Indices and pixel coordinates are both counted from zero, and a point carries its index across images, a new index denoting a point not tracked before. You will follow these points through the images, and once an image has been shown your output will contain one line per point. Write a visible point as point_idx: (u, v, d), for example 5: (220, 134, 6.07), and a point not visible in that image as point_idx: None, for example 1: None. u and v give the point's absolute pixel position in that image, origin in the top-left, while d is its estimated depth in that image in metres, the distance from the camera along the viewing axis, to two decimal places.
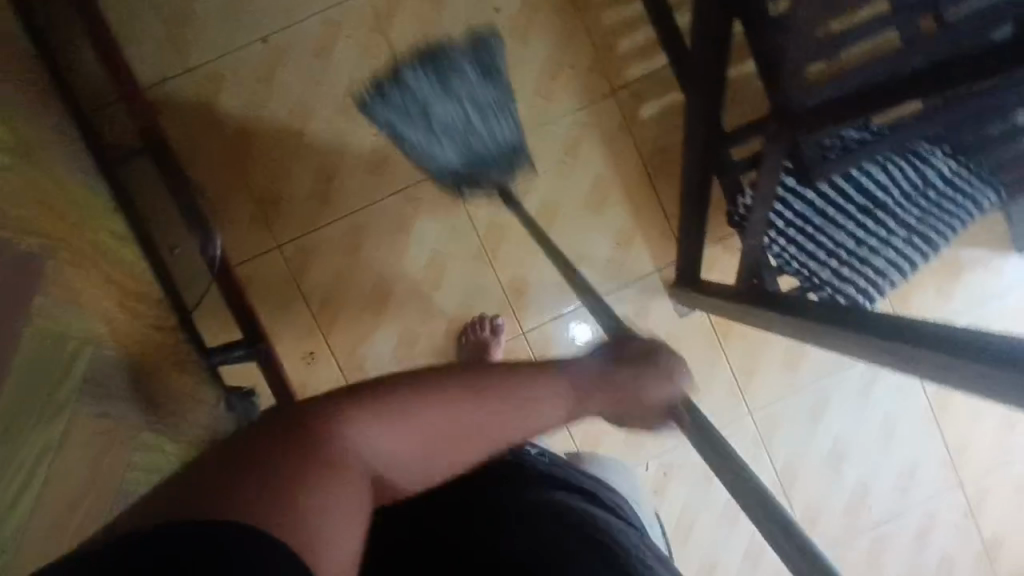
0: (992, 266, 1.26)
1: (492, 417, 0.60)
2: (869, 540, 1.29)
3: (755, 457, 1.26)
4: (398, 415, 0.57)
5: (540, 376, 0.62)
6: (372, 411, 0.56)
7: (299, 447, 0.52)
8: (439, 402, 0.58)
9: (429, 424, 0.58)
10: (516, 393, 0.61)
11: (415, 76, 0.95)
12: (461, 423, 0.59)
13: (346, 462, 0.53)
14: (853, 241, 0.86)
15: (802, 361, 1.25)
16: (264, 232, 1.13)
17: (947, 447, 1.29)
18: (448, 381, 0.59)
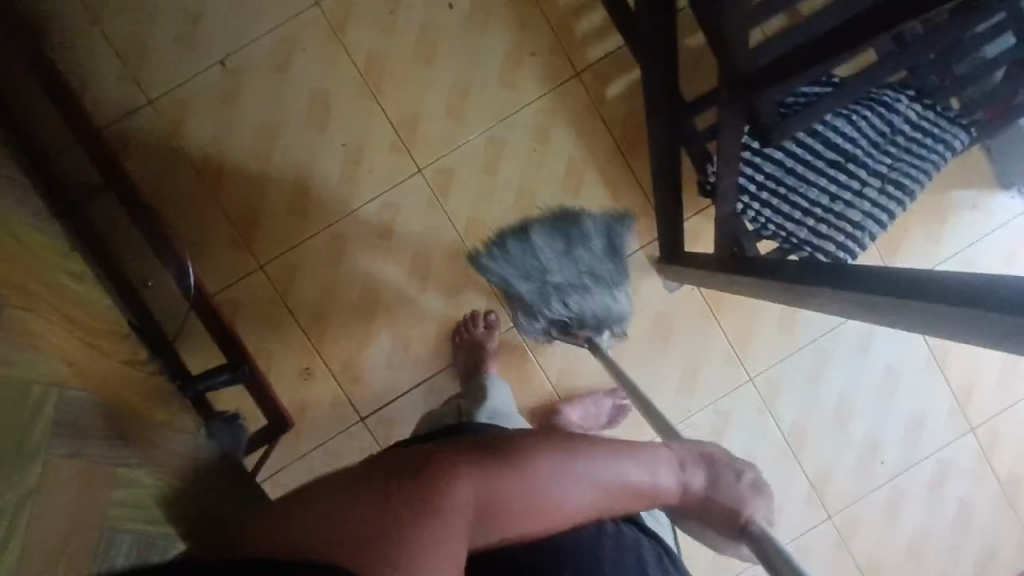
0: (979, 205, 1.25)
1: (572, 485, 0.57)
2: (886, 493, 1.29)
3: (762, 423, 1.26)
4: (486, 478, 0.54)
5: (613, 450, 0.61)
6: (469, 471, 0.54)
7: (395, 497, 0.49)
8: (526, 470, 0.56)
9: (519, 493, 0.55)
10: (595, 458, 0.59)
11: (541, 234, 1.00)
12: (546, 494, 0.56)
13: (442, 518, 0.50)
14: (828, 197, 0.85)
15: (797, 323, 1.24)
16: (245, 254, 1.13)
17: (954, 391, 1.28)
18: (527, 447, 0.58)
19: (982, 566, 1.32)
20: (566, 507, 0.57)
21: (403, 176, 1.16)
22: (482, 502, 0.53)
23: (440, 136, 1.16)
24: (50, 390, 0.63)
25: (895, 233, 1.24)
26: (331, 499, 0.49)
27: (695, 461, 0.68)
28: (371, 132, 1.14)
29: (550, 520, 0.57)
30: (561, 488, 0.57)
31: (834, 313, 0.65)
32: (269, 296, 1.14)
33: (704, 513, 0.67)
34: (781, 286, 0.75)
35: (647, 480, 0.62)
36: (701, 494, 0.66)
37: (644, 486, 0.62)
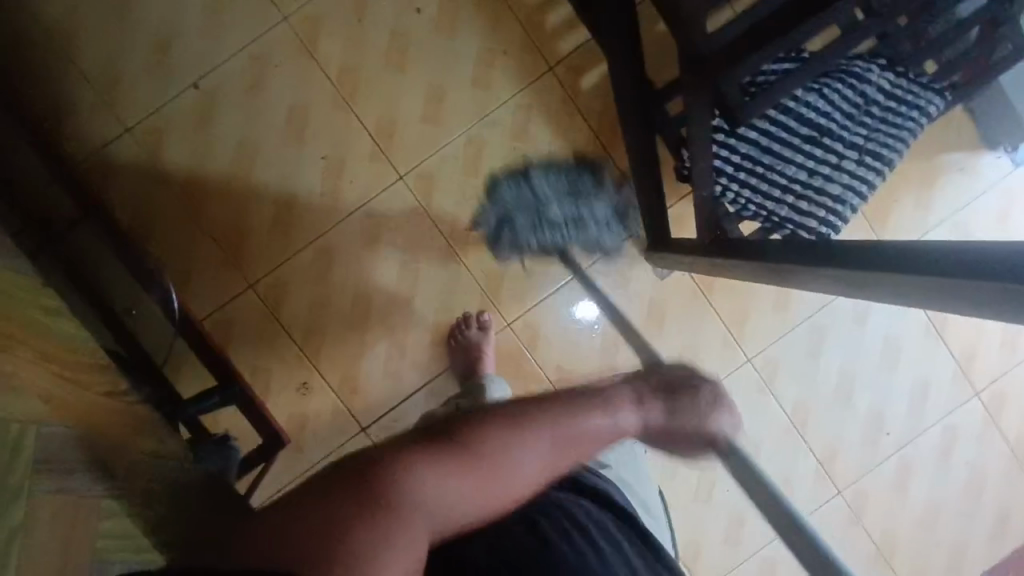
0: (967, 168, 1.24)
1: (530, 456, 0.57)
2: (894, 464, 1.28)
3: (764, 403, 1.25)
4: (442, 470, 0.53)
5: (584, 406, 0.60)
6: (423, 463, 0.53)
7: (345, 515, 0.49)
8: (482, 449, 0.55)
9: (478, 477, 0.55)
10: (551, 424, 0.58)
11: (543, 176, 1.16)
12: (505, 469, 0.56)
13: (399, 525, 0.50)
14: (806, 172, 0.85)
15: (791, 301, 1.24)
16: (233, 274, 1.14)
17: (956, 357, 1.27)
18: (482, 427, 0.57)
19: (998, 530, 1.31)
20: (529, 478, 0.57)
21: (385, 184, 1.16)
22: (441, 494, 0.53)
23: (419, 142, 1.15)
24: (28, 427, 0.66)
25: (884, 202, 1.23)
26: (285, 523, 0.49)
27: (654, 390, 0.64)
28: (349, 143, 1.14)
29: (514, 494, 0.56)
30: (521, 461, 0.56)
31: (817, 287, 0.66)
32: (261, 314, 1.15)
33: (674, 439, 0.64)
34: (763, 267, 0.76)
35: (623, 436, 0.61)
36: (665, 421, 0.63)
37: (605, 433, 0.60)
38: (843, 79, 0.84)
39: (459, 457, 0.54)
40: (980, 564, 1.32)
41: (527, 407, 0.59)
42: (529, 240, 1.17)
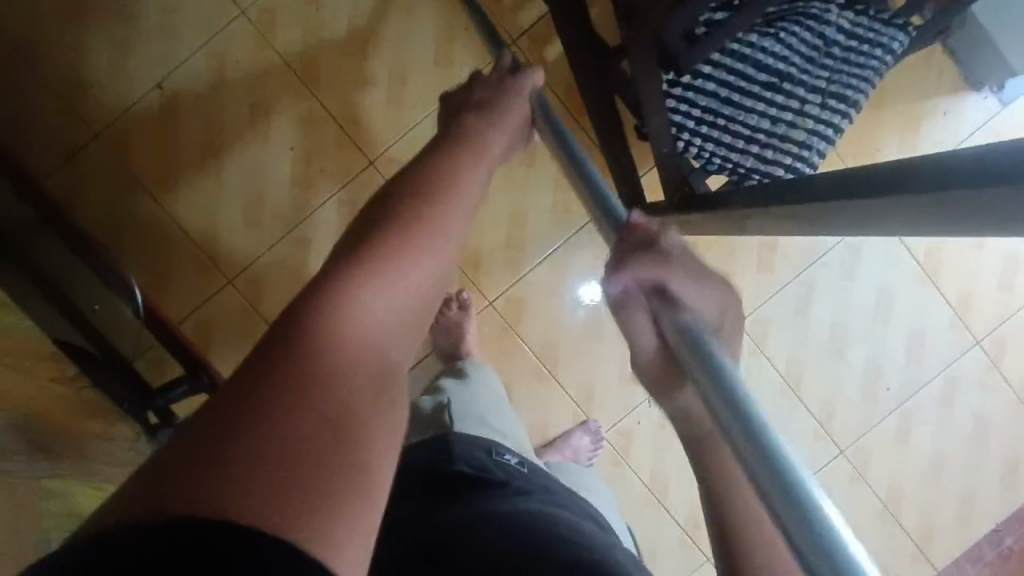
0: (950, 111, 1.20)
1: (436, 247, 0.51)
2: (896, 418, 1.26)
3: (755, 366, 1.23)
4: (365, 292, 0.45)
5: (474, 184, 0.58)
6: (341, 299, 0.44)
7: (304, 393, 0.38)
8: (389, 261, 0.48)
9: (401, 292, 0.48)
10: (444, 215, 0.54)
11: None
12: (423, 274, 0.50)
13: (360, 372, 0.41)
14: (769, 120, 0.82)
15: (776, 260, 1.21)
16: (212, 271, 1.15)
17: (951, 306, 1.24)
18: (375, 240, 0.49)
19: (1007, 478, 1.29)
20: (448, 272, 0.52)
21: (356, 171, 1.15)
22: (381, 322, 0.45)
23: (387, 125, 1.15)
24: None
25: (866, 152, 1.20)
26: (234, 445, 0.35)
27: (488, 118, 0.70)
28: (317, 132, 1.14)
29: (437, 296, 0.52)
30: (434, 259, 0.51)
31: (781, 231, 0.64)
32: (242, 309, 1.16)
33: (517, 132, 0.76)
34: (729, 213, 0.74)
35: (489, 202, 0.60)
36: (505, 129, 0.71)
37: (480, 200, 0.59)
38: (801, 21, 0.81)
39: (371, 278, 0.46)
40: (990, 514, 1.30)
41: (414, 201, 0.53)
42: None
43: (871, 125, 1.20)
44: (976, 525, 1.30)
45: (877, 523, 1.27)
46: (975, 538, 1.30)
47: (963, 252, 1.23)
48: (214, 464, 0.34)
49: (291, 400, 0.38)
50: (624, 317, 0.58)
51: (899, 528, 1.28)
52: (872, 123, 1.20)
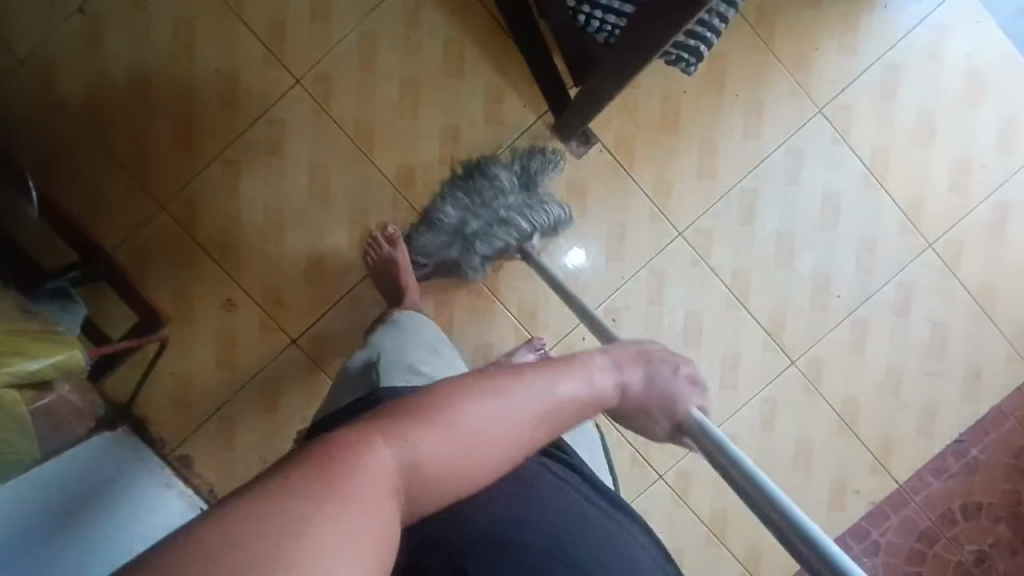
0: (892, 6, 1.16)
1: (479, 421, 0.49)
2: (849, 327, 1.22)
3: (700, 276, 1.20)
4: (415, 445, 0.46)
5: (565, 366, 0.58)
6: (401, 443, 0.46)
7: (342, 488, 0.41)
8: (454, 420, 0.49)
9: (453, 471, 0.48)
10: (532, 388, 0.53)
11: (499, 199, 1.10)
12: (461, 439, 0.48)
13: (381, 516, 0.42)
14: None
15: (717, 165, 1.18)
16: (145, 196, 1.14)
17: (900, 208, 1.20)
18: (434, 398, 0.50)
19: (970, 387, 1.25)
20: (499, 462, 0.50)
21: (284, 90, 1.14)
22: (415, 478, 0.46)
23: (312, 42, 1.14)
24: None
25: (805, 52, 1.17)
26: (266, 504, 0.38)
27: (632, 359, 0.65)
28: (242, 52, 1.13)
29: (470, 481, 0.49)
30: (501, 439, 0.50)
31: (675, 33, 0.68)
32: (176, 234, 1.15)
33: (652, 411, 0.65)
34: (625, 59, 0.77)
35: (580, 391, 0.57)
36: (643, 381, 0.65)
37: (585, 400, 0.57)
38: None
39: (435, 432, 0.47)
40: (953, 425, 1.25)
41: (506, 373, 0.53)
42: (484, 245, 1.09)
43: (811, 23, 1.16)
44: (937, 437, 1.25)
45: (832, 436, 1.24)
46: (938, 451, 1.25)
47: (912, 154, 1.19)
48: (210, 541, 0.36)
49: (321, 497, 0.40)
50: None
51: (856, 440, 1.24)
52: (813, 18, 1.16)
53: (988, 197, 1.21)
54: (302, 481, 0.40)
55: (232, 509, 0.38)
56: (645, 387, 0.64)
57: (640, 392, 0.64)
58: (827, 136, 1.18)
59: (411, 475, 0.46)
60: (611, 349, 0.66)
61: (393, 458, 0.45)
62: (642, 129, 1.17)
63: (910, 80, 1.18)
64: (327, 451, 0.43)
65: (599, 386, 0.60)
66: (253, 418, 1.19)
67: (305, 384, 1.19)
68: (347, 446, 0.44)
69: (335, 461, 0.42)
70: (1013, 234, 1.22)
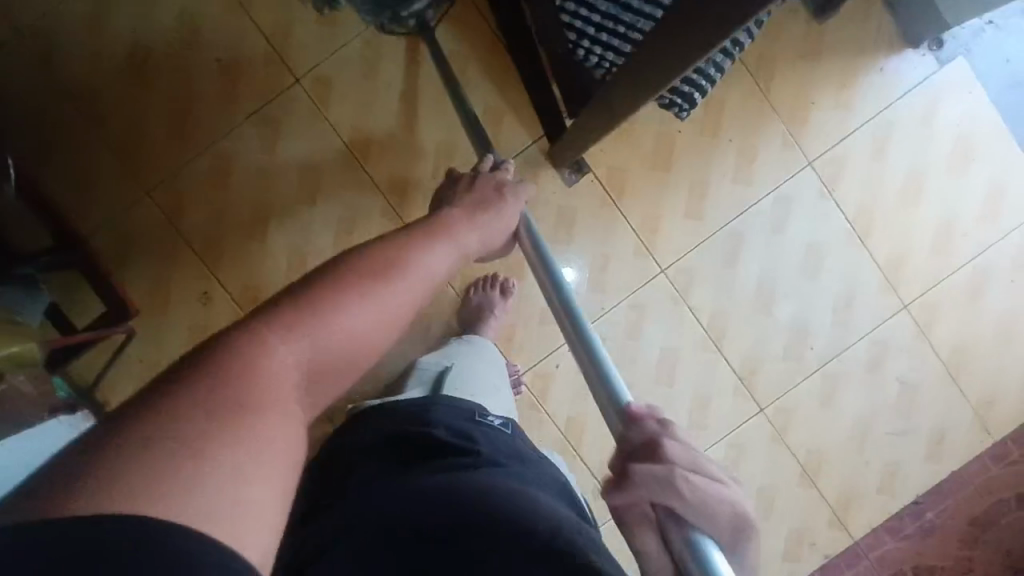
0: (887, 69, 1.19)
1: (369, 301, 0.55)
2: (820, 379, 1.23)
3: (677, 314, 1.21)
4: (303, 332, 0.50)
5: (431, 246, 0.65)
6: (287, 336, 0.49)
7: (249, 391, 0.44)
8: (330, 309, 0.52)
9: (342, 346, 0.52)
10: (410, 271, 0.60)
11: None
12: (358, 323, 0.53)
13: (281, 408, 0.46)
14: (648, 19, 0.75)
15: (705, 208, 1.19)
16: (131, 181, 1.13)
17: (879, 267, 1.22)
18: (323, 286, 0.54)
19: (933, 450, 1.26)
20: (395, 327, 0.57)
21: (282, 88, 1.14)
22: (309, 366, 0.50)
23: (315, 42, 1.14)
24: None
25: (799, 105, 1.19)
26: (165, 424, 0.40)
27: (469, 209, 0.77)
28: (244, 45, 1.13)
29: (369, 356, 0.55)
30: (381, 310, 0.56)
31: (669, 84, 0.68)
32: (160, 221, 1.14)
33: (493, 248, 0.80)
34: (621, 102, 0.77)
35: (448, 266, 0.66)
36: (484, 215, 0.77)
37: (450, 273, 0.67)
38: None
39: (316, 314, 0.51)
40: (914, 487, 1.26)
41: (379, 250, 0.60)
42: None
43: (809, 77, 1.18)
44: (898, 497, 1.26)
45: (794, 487, 1.25)
46: (896, 510, 1.26)
47: (896, 214, 1.21)
48: (133, 443, 0.39)
49: (228, 407, 0.43)
50: (627, 531, 0.55)
51: (817, 494, 1.25)
52: (810, 72, 1.18)
53: (966, 264, 1.23)
54: (194, 396, 0.42)
55: (145, 417, 0.40)
56: (486, 242, 0.76)
57: (489, 231, 0.77)
58: (815, 189, 1.20)
59: (310, 356, 0.50)
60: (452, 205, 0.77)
61: (284, 351, 0.48)
62: (634, 163, 1.18)
63: (899, 143, 1.20)
64: (210, 367, 0.45)
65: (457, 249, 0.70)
66: None
67: None
68: (230, 352, 0.46)
69: (226, 373, 0.44)
70: (987, 303, 1.24)
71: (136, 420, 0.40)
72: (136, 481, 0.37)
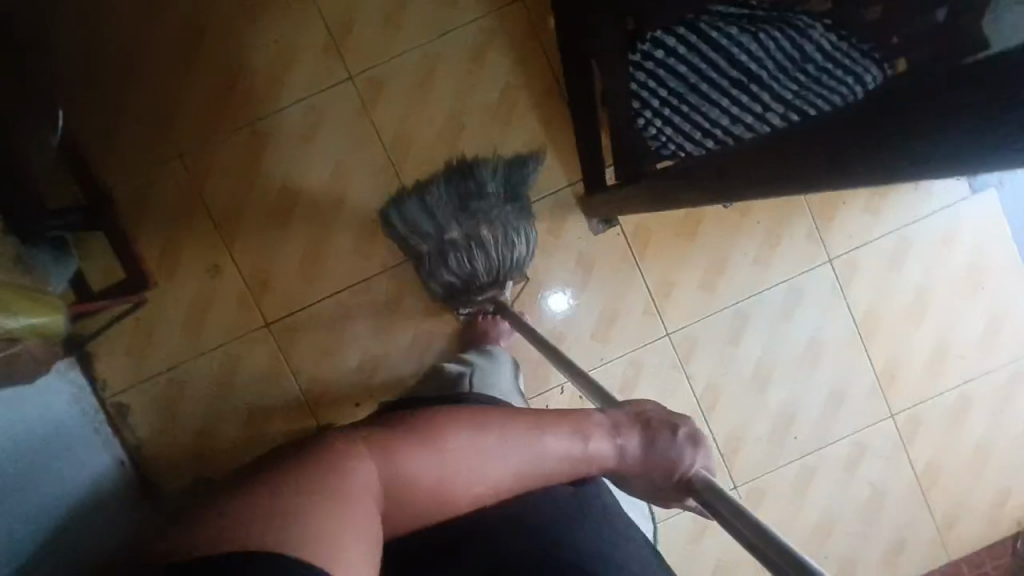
0: (921, 185, 1.21)
1: (463, 456, 0.60)
2: (796, 469, 1.25)
3: (673, 380, 1.22)
4: (389, 452, 0.56)
5: (555, 424, 0.66)
6: (391, 457, 0.56)
7: (335, 478, 0.50)
8: (425, 451, 0.58)
9: (427, 492, 0.57)
10: (520, 442, 0.63)
11: (441, 189, 1.14)
12: (447, 471, 0.59)
13: (367, 502, 0.52)
14: (727, 120, 0.78)
15: (720, 282, 1.21)
16: (164, 142, 1.13)
17: (875, 372, 1.24)
18: (431, 429, 0.60)
19: (890, 558, 1.29)
20: (482, 487, 0.60)
21: (333, 82, 1.14)
22: (396, 491, 0.56)
23: (375, 43, 1.14)
24: None
25: (829, 203, 1.21)
26: (279, 472, 0.49)
27: (631, 423, 0.70)
28: (305, 32, 1.13)
29: (450, 503, 0.59)
30: (475, 475, 0.60)
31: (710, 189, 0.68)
32: (184, 187, 1.13)
33: (648, 477, 0.68)
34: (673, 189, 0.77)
35: (569, 450, 0.65)
36: (642, 451, 0.68)
37: (569, 462, 0.65)
38: (784, 25, 0.70)
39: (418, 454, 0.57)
40: None
41: (499, 418, 0.64)
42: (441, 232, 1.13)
43: None
44: None
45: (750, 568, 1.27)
46: None
47: (901, 325, 1.24)
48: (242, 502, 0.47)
49: (317, 490, 0.49)
50: None
51: None
52: None
53: (957, 387, 1.26)
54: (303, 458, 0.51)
55: (253, 490, 0.48)
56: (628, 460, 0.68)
57: (639, 464, 0.68)
58: (830, 286, 1.22)
59: (391, 479, 0.55)
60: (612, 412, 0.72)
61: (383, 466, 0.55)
62: (661, 225, 1.20)
63: (918, 258, 1.22)
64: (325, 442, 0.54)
65: (591, 449, 0.67)
66: (203, 387, 1.18)
67: (265, 369, 1.19)
68: (343, 439, 0.55)
69: (312, 455, 0.51)
70: (970, 427, 1.26)
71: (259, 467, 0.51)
72: (244, 504, 0.46)
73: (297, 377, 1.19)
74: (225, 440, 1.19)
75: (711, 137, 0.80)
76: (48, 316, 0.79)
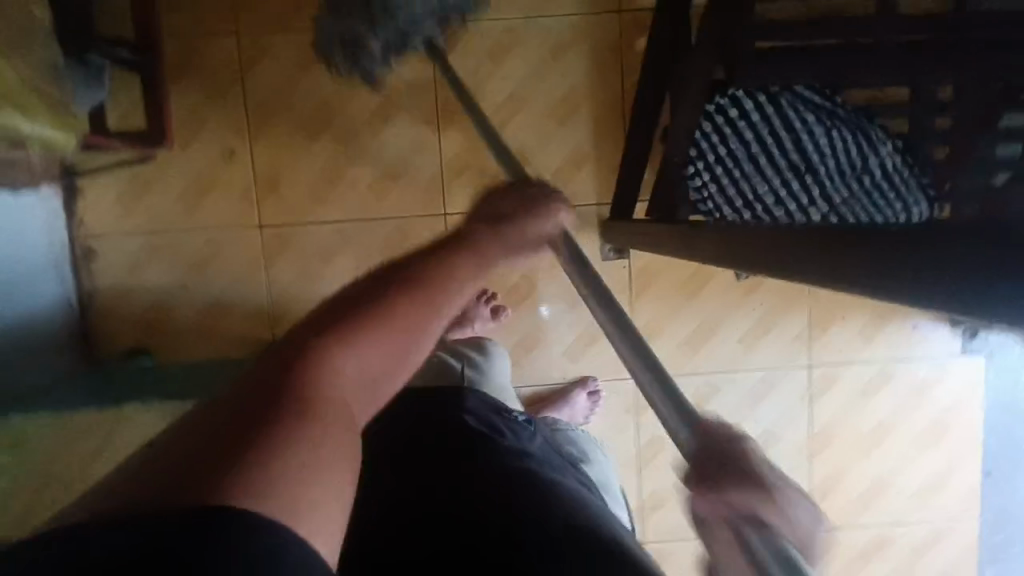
0: (919, 329, 1.22)
1: (401, 312, 0.44)
2: (704, 546, 1.27)
3: (623, 420, 1.24)
4: (327, 355, 0.41)
5: (473, 242, 0.51)
6: (352, 351, 0.42)
7: (271, 422, 0.37)
8: (352, 326, 0.43)
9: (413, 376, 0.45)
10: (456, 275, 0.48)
11: None
12: (384, 338, 0.43)
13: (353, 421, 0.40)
14: (773, 199, 0.80)
15: (700, 348, 1.22)
16: (228, 14, 1.10)
17: (811, 484, 1.26)
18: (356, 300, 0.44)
19: None
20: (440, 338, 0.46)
21: None
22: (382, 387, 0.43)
23: None
24: None
25: (830, 313, 1.22)
26: (218, 433, 0.37)
27: (516, 216, 0.56)
28: None
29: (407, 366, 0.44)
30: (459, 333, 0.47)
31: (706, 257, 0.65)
32: (228, 65, 1.11)
33: (525, 243, 0.57)
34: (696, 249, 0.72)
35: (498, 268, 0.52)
36: (526, 234, 0.56)
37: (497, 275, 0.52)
38: (855, 132, 0.80)
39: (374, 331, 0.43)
40: None
41: (427, 257, 0.48)
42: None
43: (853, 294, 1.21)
44: None
45: None
46: None
47: (852, 449, 1.26)
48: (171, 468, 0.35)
49: (254, 438, 0.37)
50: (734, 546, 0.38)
51: None
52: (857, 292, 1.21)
53: (879, 527, 1.28)
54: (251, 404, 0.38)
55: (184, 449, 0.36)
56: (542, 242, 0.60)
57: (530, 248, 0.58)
58: (800, 389, 1.24)
59: (338, 382, 0.41)
60: (496, 200, 0.57)
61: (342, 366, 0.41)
62: (668, 274, 1.20)
63: (891, 394, 1.24)
64: (259, 380, 0.40)
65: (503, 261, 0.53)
66: (176, 263, 1.16)
67: (242, 268, 1.17)
68: (277, 363, 0.41)
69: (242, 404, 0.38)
70: (877, 567, 1.29)
71: (190, 428, 0.38)
72: (215, 466, 0.35)
73: (270, 288, 1.18)
74: (177, 323, 1.17)
75: (752, 210, 0.81)
76: (61, 135, 0.78)
